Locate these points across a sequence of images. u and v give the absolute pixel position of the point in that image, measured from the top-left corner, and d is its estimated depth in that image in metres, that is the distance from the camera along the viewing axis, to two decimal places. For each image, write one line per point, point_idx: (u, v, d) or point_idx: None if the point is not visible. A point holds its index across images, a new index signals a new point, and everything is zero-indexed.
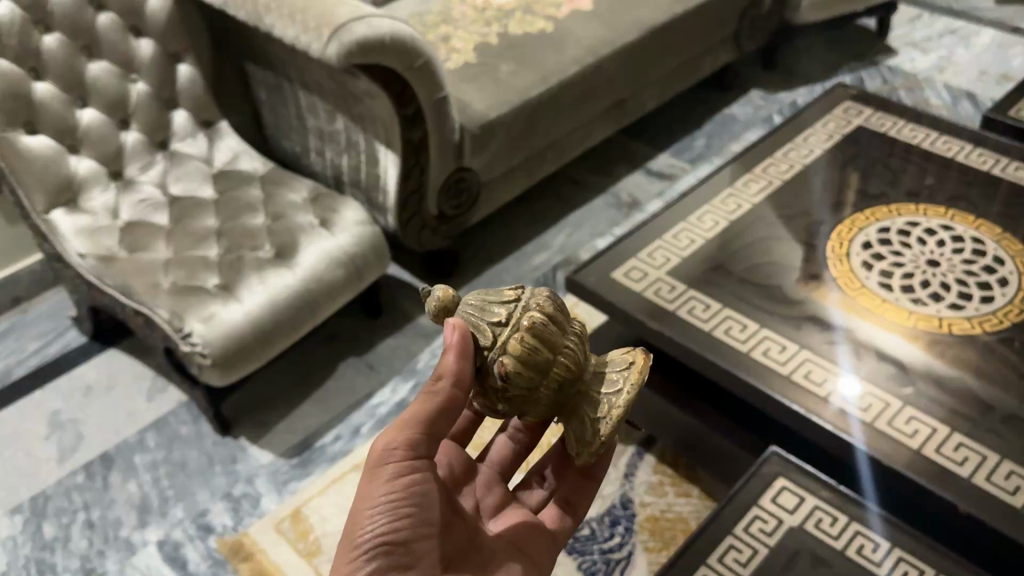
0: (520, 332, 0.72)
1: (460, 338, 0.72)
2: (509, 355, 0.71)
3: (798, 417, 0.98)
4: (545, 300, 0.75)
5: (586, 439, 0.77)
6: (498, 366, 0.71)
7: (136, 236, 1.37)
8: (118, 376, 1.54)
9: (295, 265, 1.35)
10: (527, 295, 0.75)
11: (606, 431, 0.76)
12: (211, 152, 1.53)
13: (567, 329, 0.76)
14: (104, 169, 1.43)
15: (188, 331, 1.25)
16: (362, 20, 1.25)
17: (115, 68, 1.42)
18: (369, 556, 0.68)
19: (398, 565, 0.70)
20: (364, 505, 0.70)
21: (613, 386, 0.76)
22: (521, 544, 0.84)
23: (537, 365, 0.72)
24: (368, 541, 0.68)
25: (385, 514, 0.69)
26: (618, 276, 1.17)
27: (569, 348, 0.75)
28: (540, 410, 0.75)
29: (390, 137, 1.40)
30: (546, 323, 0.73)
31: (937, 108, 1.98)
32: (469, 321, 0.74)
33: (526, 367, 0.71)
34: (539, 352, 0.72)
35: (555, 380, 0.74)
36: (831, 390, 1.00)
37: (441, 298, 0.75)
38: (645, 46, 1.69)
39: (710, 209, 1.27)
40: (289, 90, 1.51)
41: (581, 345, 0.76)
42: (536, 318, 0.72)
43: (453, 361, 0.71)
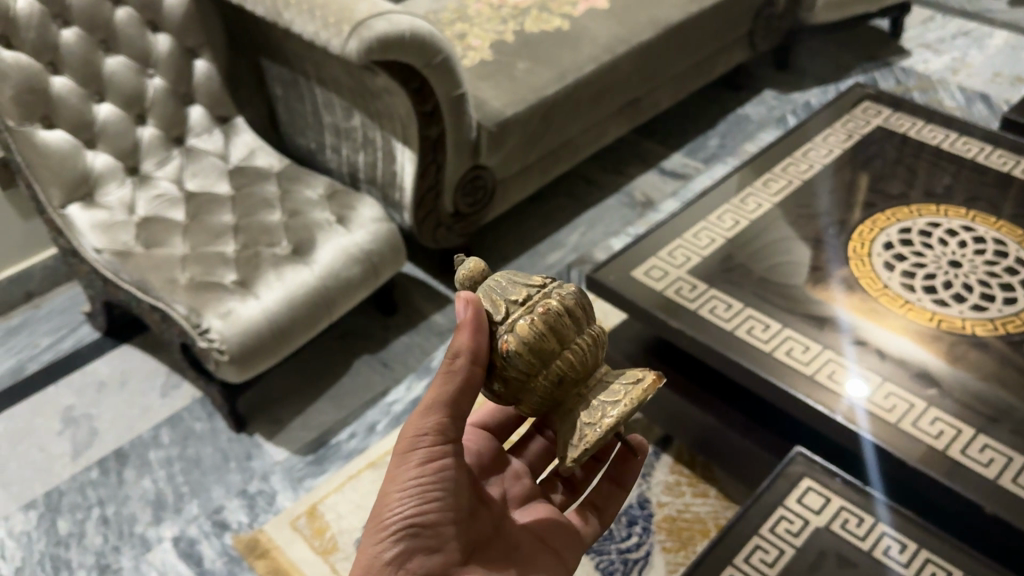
0: (532, 315, 0.69)
1: (475, 313, 0.70)
2: (515, 334, 0.69)
3: (823, 417, 0.98)
4: (571, 295, 0.72)
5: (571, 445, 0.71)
6: (502, 342, 0.69)
7: (152, 232, 1.37)
8: (132, 371, 1.54)
9: (312, 259, 1.35)
10: (553, 285, 0.73)
11: (591, 440, 0.69)
12: (226, 148, 1.53)
13: (584, 327, 0.72)
14: (120, 164, 1.42)
15: (206, 327, 1.24)
16: (382, 17, 1.25)
17: (132, 63, 1.42)
18: (397, 537, 0.68)
19: (425, 547, 0.70)
20: (392, 487, 0.70)
21: (613, 396, 0.71)
22: (548, 537, 0.83)
23: (540, 352, 0.69)
24: (396, 522, 0.68)
25: (413, 497, 0.69)
26: (637, 274, 1.16)
27: (578, 346, 0.71)
28: (536, 404, 0.72)
29: (407, 134, 1.39)
30: (561, 313, 0.70)
31: (952, 109, 1.98)
32: (488, 296, 0.72)
33: (528, 349, 0.69)
34: (546, 339, 0.69)
35: (553, 374, 0.70)
36: (845, 390, 1.00)
37: (470, 270, 0.74)
38: (662, 45, 1.69)
39: (729, 208, 1.26)
40: (306, 86, 1.51)
41: (592, 347, 0.72)
42: (551, 305, 0.70)
43: (467, 337, 0.69)
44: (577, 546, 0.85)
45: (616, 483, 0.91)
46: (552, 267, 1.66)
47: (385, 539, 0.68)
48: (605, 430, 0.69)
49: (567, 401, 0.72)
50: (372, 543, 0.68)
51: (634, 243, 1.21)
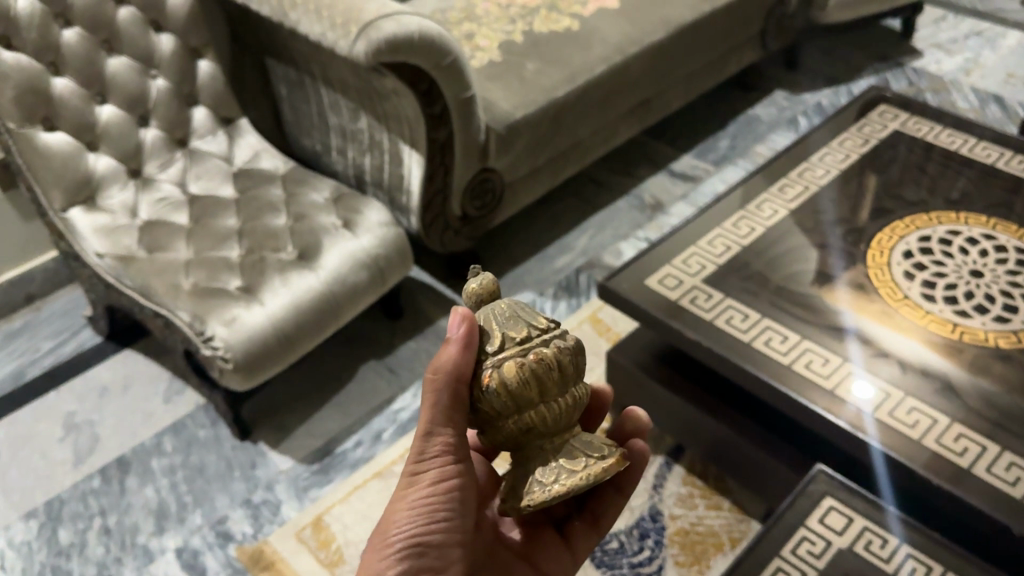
0: (519, 356, 0.65)
1: (469, 331, 0.67)
2: (500, 371, 0.65)
3: (843, 430, 0.95)
4: (571, 352, 0.66)
5: (517, 495, 0.67)
6: (485, 375, 0.66)
7: (156, 237, 1.35)
8: (135, 377, 1.52)
9: (317, 265, 1.32)
10: (557, 333, 0.67)
11: (535, 498, 0.65)
12: (230, 150, 1.50)
13: (571, 386, 0.67)
14: (123, 166, 1.40)
15: (210, 334, 1.22)
16: (391, 18, 1.22)
17: (135, 63, 1.39)
18: (400, 555, 0.68)
19: (429, 567, 0.70)
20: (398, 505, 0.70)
21: (572, 464, 0.65)
22: (535, 557, 0.83)
23: (516, 398, 0.64)
24: (400, 540, 0.69)
25: (417, 518, 0.70)
26: (652, 283, 1.14)
27: (557, 405, 0.65)
28: (500, 441, 0.68)
29: (415, 136, 1.36)
30: (549, 367, 0.65)
31: (965, 111, 1.96)
32: (485, 320, 0.68)
33: (506, 392, 0.65)
34: (527, 389, 0.64)
35: (521, 423, 0.65)
36: (853, 393, 0.98)
37: (482, 287, 0.71)
38: (673, 45, 1.66)
39: (744, 215, 1.23)
40: (311, 87, 1.48)
41: (571, 408, 0.66)
42: (542, 354, 0.65)
43: (456, 355, 0.67)
44: (566, 565, 0.84)
45: (618, 490, 0.85)
46: (560, 272, 1.64)
47: (389, 557, 0.68)
48: (553, 496, 0.64)
49: (529, 450, 0.67)
50: (375, 562, 0.68)
51: (648, 250, 1.18)
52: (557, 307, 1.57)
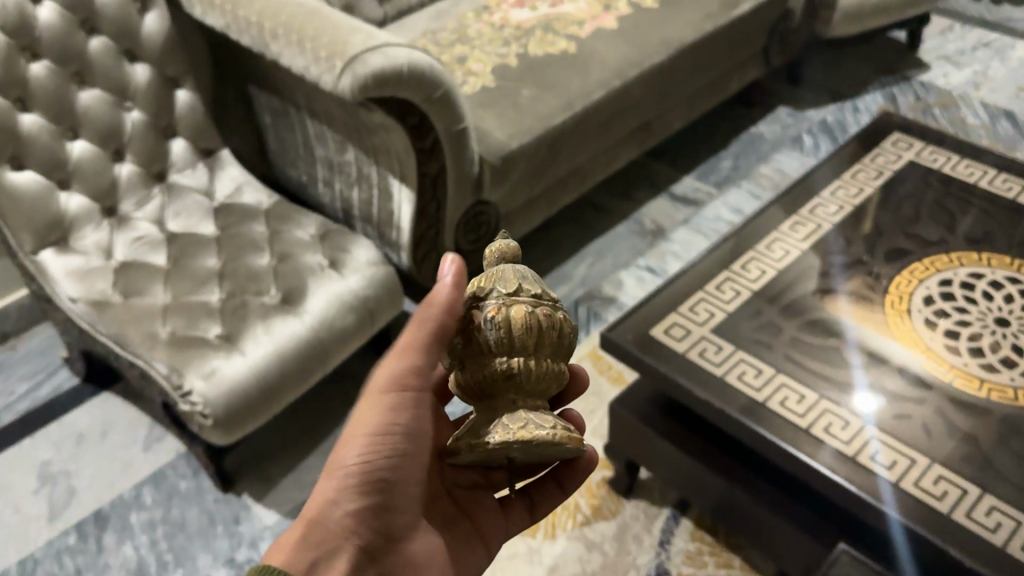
0: (530, 303, 0.68)
1: (460, 276, 0.74)
2: (508, 308, 0.66)
3: (867, 503, 0.87)
4: (570, 331, 0.70)
5: (479, 434, 0.65)
6: (494, 307, 0.67)
7: (132, 280, 1.28)
8: (113, 422, 1.45)
9: (302, 309, 1.25)
10: (563, 310, 0.70)
11: (499, 439, 0.63)
12: (211, 184, 1.42)
13: (559, 357, 0.69)
14: (97, 204, 1.33)
15: (187, 389, 1.15)
16: (377, 50, 1.15)
17: (108, 95, 1.31)
18: (357, 487, 0.69)
19: (382, 499, 0.71)
20: (354, 435, 0.70)
21: (542, 420, 0.65)
22: (477, 515, 0.85)
23: (516, 337, 0.66)
24: (354, 470, 0.69)
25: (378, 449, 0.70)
26: (657, 333, 1.06)
27: (546, 365, 0.67)
28: (478, 377, 0.68)
29: (405, 170, 1.29)
30: (554, 328, 0.68)
31: (975, 128, 1.89)
32: (501, 271, 0.71)
33: (508, 328, 0.66)
34: (527, 334, 0.66)
35: (508, 366, 0.66)
36: (856, 404, 0.97)
37: (503, 249, 0.73)
38: (674, 66, 1.59)
39: (754, 255, 1.16)
40: (296, 116, 1.41)
41: (553, 374, 0.68)
42: (553, 313, 0.68)
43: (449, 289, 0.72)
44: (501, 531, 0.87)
45: (559, 484, 0.90)
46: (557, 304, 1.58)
47: (346, 489, 0.69)
48: (519, 439, 0.62)
49: (499, 401, 0.67)
50: (328, 487, 0.69)
51: (653, 295, 1.11)
52: None
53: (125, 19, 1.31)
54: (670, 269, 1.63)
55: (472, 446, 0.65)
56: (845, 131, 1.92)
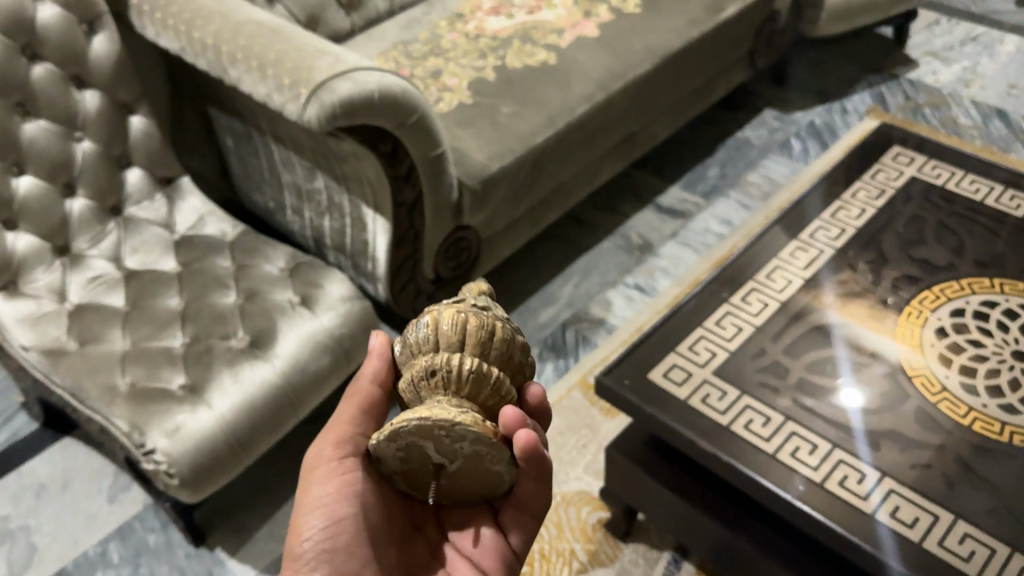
0: (466, 310, 0.73)
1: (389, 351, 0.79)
2: (439, 311, 0.73)
3: (867, 554, 0.83)
4: (511, 341, 0.72)
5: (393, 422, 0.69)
6: (429, 312, 0.73)
7: (89, 325, 1.19)
8: (74, 471, 1.35)
9: (272, 353, 1.17)
10: (506, 325, 0.74)
11: (401, 419, 0.66)
12: (171, 216, 1.33)
13: (495, 363, 0.71)
14: (47, 243, 1.23)
15: (151, 447, 1.07)
16: (345, 76, 1.06)
17: (56, 126, 1.21)
18: (309, 564, 0.74)
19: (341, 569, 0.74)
20: (300, 519, 0.76)
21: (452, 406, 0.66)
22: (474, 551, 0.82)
23: (441, 335, 0.71)
24: (307, 548, 0.74)
25: (319, 525, 0.75)
26: (655, 377, 0.99)
27: (470, 361, 0.69)
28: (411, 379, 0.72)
29: (379, 200, 1.21)
30: (483, 330, 0.71)
31: (967, 129, 1.84)
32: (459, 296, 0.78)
33: (436, 326, 0.72)
34: (452, 330, 0.71)
35: (430, 361, 0.70)
36: (843, 398, 0.96)
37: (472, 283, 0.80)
38: (659, 75, 1.51)
39: (755, 286, 1.09)
40: (260, 141, 1.32)
41: (482, 374, 0.69)
42: (485, 318, 0.72)
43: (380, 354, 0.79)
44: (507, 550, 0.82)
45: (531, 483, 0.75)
46: (543, 328, 1.50)
47: (299, 570, 0.74)
48: (414, 417, 0.64)
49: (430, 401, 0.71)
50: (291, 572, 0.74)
51: (649, 334, 1.04)
52: (544, 371, 1.44)
53: (71, 42, 1.20)
54: (660, 287, 1.56)
55: (382, 432, 0.68)
56: (834, 135, 1.86)
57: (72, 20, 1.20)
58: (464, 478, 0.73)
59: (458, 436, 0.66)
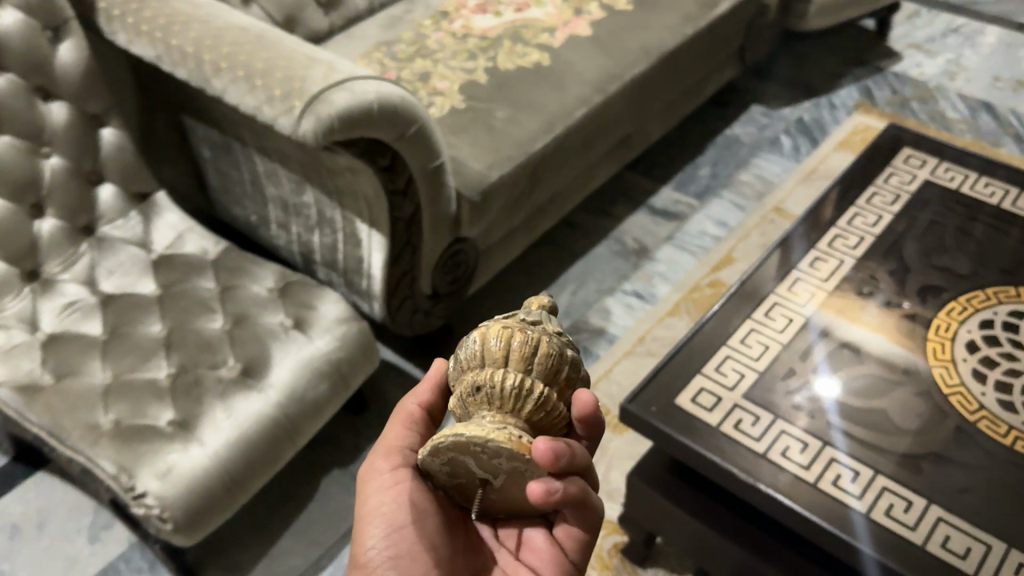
0: (514, 325, 0.68)
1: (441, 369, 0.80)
2: (487, 326, 0.68)
3: (838, 538, 0.83)
4: (559, 358, 0.66)
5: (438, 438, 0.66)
6: (477, 327, 0.69)
7: (65, 357, 1.10)
8: (50, 508, 1.27)
9: (266, 382, 1.10)
10: (556, 340, 0.68)
11: (440, 435, 0.64)
12: (148, 234, 1.24)
13: (541, 379, 0.66)
14: (15, 269, 1.14)
15: (141, 490, 0.99)
16: (342, 86, 0.99)
17: (20, 142, 1.12)
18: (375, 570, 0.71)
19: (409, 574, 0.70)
20: (361, 533, 0.73)
21: (491, 423, 0.62)
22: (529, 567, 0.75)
23: (485, 352, 0.66)
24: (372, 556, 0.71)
25: (381, 533, 0.72)
26: (684, 403, 0.94)
27: (513, 376, 0.65)
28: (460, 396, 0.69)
29: (376, 216, 1.14)
30: (528, 345, 0.65)
31: (956, 123, 1.83)
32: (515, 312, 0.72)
33: (481, 342, 0.67)
34: (495, 347, 0.66)
35: (474, 377, 0.66)
36: (817, 388, 0.96)
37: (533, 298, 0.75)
38: (654, 74, 1.46)
39: (777, 300, 1.05)
40: (242, 153, 1.24)
41: (525, 391, 0.64)
42: (531, 333, 0.66)
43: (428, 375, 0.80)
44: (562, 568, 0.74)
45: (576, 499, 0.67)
46: None
47: None
48: (451, 434, 0.62)
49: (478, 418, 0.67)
50: None
51: (672, 355, 0.99)
52: None
53: (34, 50, 1.11)
54: (659, 293, 1.52)
55: (426, 448, 0.66)
56: (823, 131, 1.83)
57: (34, 26, 1.10)
58: (514, 493, 0.70)
59: (496, 453, 0.62)
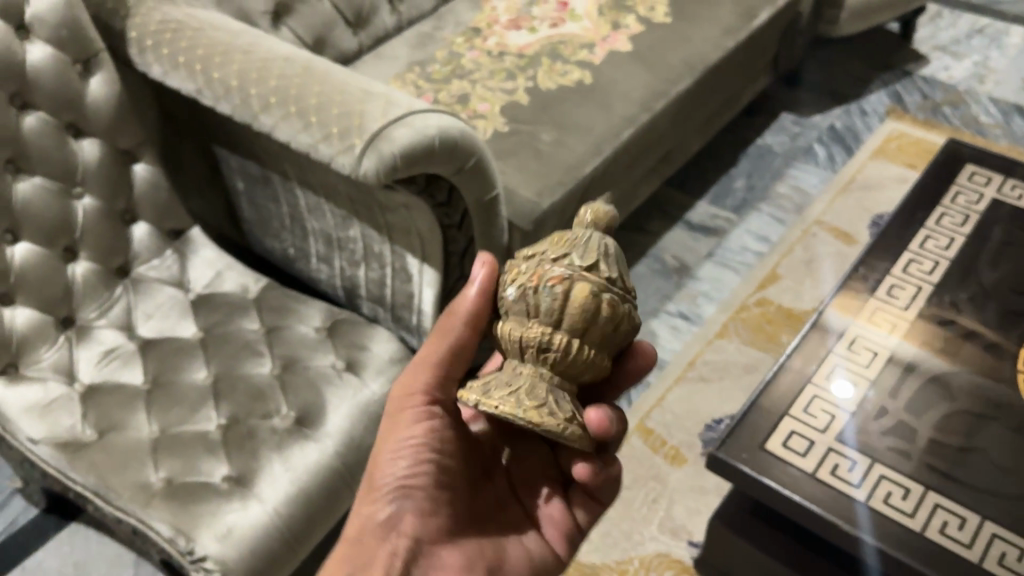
0: (600, 286, 0.63)
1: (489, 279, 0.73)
2: (574, 284, 0.63)
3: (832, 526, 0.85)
4: (628, 330, 0.66)
5: (491, 387, 0.64)
6: (558, 275, 0.63)
7: (107, 410, 1.04)
8: (88, 563, 1.21)
9: (322, 432, 1.04)
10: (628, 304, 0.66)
11: (506, 406, 0.62)
12: (184, 273, 1.19)
13: (606, 350, 0.66)
14: (50, 317, 1.08)
15: (200, 552, 0.92)
16: (403, 122, 0.94)
17: (53, 184, 1.05)
18: (387, 497, 0.73)
19: (419, 507, 0.73)
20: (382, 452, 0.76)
21: (559, 406, 0.63)
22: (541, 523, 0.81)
23: (567, 316, 0.63)
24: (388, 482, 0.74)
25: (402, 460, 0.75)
26: (775, 447, 0.90)
27: (586, 352, 0.64)
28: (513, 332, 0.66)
29: (429, 250, 1.09)
30: (612, 324, 0.64)
31: (990, 127, 1.79)
32: (584, 237, 0.66)
33: (565, 303, 0.63)
34: (582, 319, 0.63)
35: (547, 340, 0.63)
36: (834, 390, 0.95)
37: (595, 213, 0.68)
38: (697, 89, 1.41)
39: (858, 333, 1.01)
40: (282, 186, 1.18)
41: (590, 364, 0.65)
42: (616, 305, 0.64)
43: (472, 294, 0.74)
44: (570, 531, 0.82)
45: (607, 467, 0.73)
46: None
47: (378, 501, 0.73)
48: (527, 419, 0.61)
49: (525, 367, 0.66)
50: (371, 503, 0.73)
51: (758, 396, 0.94)
52: None
53: (66, 86, 1.04)
54: (705, 314, 1.47)
55: (478, 399, 0.64)
56: (857, 139, 1.79)
57: (65, 60, 1.04)
58: None
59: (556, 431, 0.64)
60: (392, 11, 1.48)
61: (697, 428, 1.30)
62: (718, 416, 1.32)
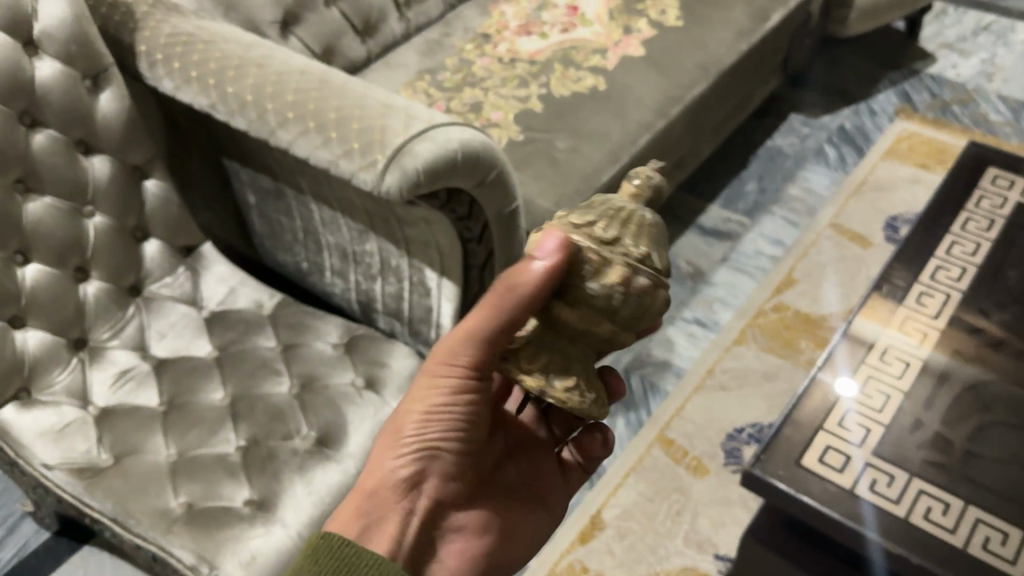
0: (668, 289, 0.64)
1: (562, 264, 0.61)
2: (659, 293, 0.62)
3: (842, 526, 0.84)
4: None
5: (551, 376, 0.64)
6: (648, 284, 0.61)
7: (123, 433, 1.01)
8: None
9: (344, 452, 1.01)
10: None
11: (572, 400, 0.64)
12: (197, 290, 1.16)
13: None
14: (62, 338, 1.05)
15: None
16: (425, 135, 0.92)
17: (63, 202, 1.03)
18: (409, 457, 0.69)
19: (438, 472, 0.70)
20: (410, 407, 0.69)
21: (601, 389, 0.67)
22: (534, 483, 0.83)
23: (639, 320, 0.63)
24: (414, 444, 0.69)
25: (431, 425, 0.69)
26: (812, 463, 0.88)
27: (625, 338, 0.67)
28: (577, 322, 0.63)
29: (448, 263, 1.07)
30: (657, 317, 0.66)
31: (1000, 126, 1.78)
32: (654, 227, 0.63)
33: (646, 312, 0.62)
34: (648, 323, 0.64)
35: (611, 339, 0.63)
36: (838, 388, 0.95)
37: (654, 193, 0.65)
38: (712, 93, 1.39)
39: (889, 343, 0.99)
40: (295, 199, 1.16)
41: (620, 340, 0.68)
42: None
43: (541, 277, 0.61)
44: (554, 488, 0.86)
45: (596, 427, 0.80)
46: None
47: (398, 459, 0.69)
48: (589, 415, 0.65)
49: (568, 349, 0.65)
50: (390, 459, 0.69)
51: (791, 410, 0.93)
52: (614, 427, 1.32)
53: (75, 102, 1.02)
54: (721, 320, 1.46)
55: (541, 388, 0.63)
56: (867, 139, 1.78)
57: (75, 76, 1.02)
58: None
59: None
60: (401, 18, 1.46)
61: (719, 438, 1.28)
62: (739, 424, 1.30)
